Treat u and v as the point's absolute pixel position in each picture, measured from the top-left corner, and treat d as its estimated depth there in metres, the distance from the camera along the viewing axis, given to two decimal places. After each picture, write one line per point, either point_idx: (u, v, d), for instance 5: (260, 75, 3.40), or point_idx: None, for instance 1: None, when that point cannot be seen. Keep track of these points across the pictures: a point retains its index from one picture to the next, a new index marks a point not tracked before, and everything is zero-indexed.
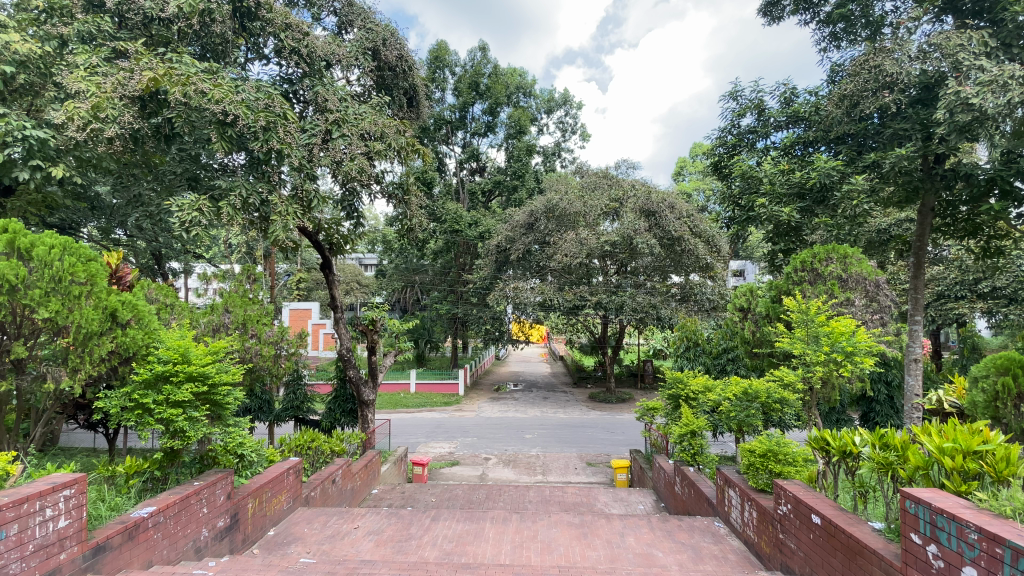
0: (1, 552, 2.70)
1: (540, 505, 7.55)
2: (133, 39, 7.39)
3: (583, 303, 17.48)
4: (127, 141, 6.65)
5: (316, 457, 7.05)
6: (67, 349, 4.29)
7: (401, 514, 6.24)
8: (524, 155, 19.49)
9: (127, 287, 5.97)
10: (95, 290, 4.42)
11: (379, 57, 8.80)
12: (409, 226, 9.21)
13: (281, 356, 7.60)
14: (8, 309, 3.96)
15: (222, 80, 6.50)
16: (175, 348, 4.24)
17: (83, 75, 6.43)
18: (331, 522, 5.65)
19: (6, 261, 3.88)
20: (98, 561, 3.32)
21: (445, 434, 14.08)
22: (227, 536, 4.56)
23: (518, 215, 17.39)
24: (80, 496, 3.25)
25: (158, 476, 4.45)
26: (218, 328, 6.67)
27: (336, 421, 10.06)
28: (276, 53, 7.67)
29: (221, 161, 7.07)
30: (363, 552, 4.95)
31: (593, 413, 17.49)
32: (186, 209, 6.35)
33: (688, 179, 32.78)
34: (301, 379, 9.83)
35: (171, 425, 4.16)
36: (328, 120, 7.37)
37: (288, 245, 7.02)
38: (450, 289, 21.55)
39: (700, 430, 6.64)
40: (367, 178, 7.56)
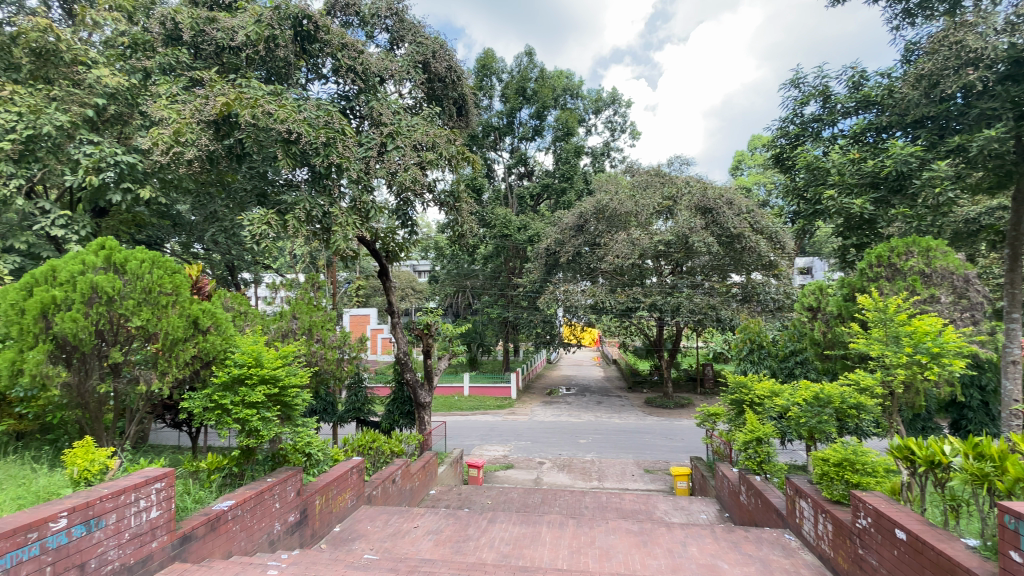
0: (101, 539, 3.00)
1: (597, 511, 7.45)
2: (206, 67, 8.01)
3: (637, 305, 17.10)
4: (204, 162, 7.24)
5: (377, 457, 7.32)
6: (156, 354, 4.66)
7: (459, 515, 6.34)
8: (572, 157, 19.38)
9: (206, 297, 6.42)
10: (179, 300, 4.83)
11: (429, 69, 9.05)
12: (460, 232, 9.38)
13: (344, 359, 7.94)
14: (107, 318, 4.39)
15: (286, 101, 6.92)
16: (249, 352, 4.55)
17: (166, 103, 7.06)
18: (393, 520, 5.82)
19: (105, 275, 4.34)
20: (185, 550, 3.61)
21: (499, 437, 14.18)
22: (298, 530, 4.83)
23: (568, 218, 17.25)
24: (169, 490, 3.55)
25: (236, 472, 4.77)
26: (287, 333, 7.08)
27: (395, 422, 10.37)
28: (334, 72, 8.03)
29: (286, 177, 7.50)
30: (423, 551, 5.09)
31: (650, 418, 17.04)
32: (256, 223, 6.82)
33: (746, 174, 31.42)
34: (362, 382, 10.24)
35: (247, 425, 4.45)
36: (382, 133, 7.68)
37: (347, 254, 7.33)
38: (501, 293, 21.74)
39: (767, 437, 6.32)
40: (421, 187, 7.77)
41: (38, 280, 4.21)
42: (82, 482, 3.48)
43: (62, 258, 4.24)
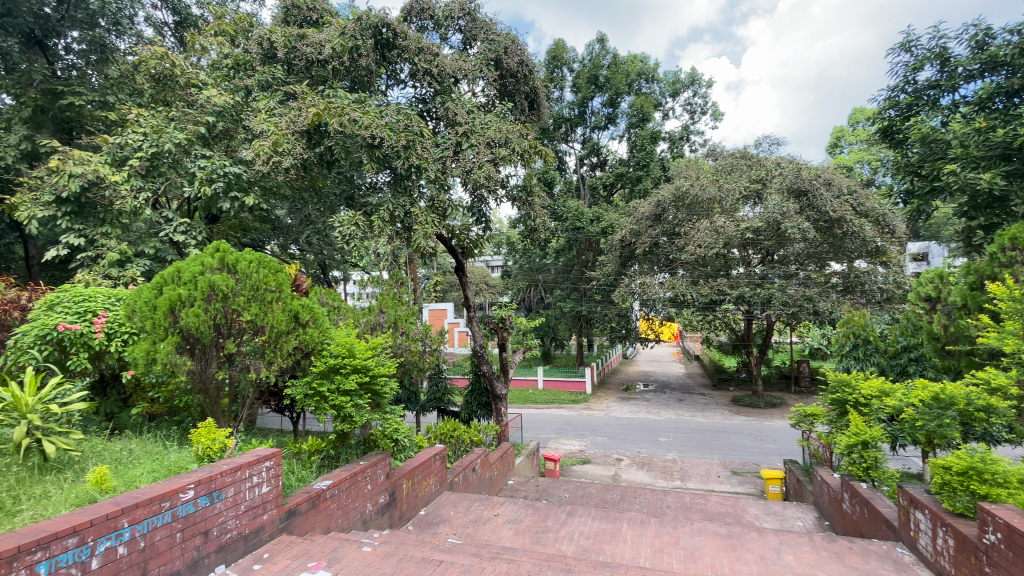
0: (222, 509, 3.39)
1: (680, 511, 7.20)
2: (298, 81, 8.67)
3: (721, 297, 16.18)
4: (298, 169, 7.86)
5: (458, 445, 7.60)
6: (263, 345, 5.15)
7: (537, 507, 6.41)
8: (648, 143, 18.68)
9: (303, 293, 6.97)
10: (282, 296, 5.29)
11: (502, 65, 9.14)
12: (533, 226, 9.41)
13: (426, 352, 8.30)
14: (223, 313, 4.91)
15: (369, 108, 7.32)
16: (343, 344, 4.90)
17: (265, 117, 7.74)
18: (474, 507, 6.01)
19: (220, 275, 4.86)
20: (291, 523, 3.99)
21: (575, 432, 14.10)
22: (387, 511, 5.15)
23: (644, 207, 16.60)
24: (277, 468, 3.92)
25: (333, 455, 5.17)
26: (375, 326, 7.52)
27: (473, 413, 10.68)
28: (412, 76, 8.33)
29: (370, 180, 7.93)
30: (504, 539, 5.24)
31: (736, 417, 16.14)
32: (346, 224, 7.32)
33: (847, 151, 28.66)
34: (441, 374, 10.65)
35: (342, 410, 4.83)
36: (457, 133, 7.90)
37: (427, 251, 7.62)
38: (574, 287, 21.44)
39: (874, 441, 5.75)
40: (494, 183, 7.86)
41: (167, 280, 4.78)
42: (205, 458, 3.95)
43: (185, 260, 4.79)
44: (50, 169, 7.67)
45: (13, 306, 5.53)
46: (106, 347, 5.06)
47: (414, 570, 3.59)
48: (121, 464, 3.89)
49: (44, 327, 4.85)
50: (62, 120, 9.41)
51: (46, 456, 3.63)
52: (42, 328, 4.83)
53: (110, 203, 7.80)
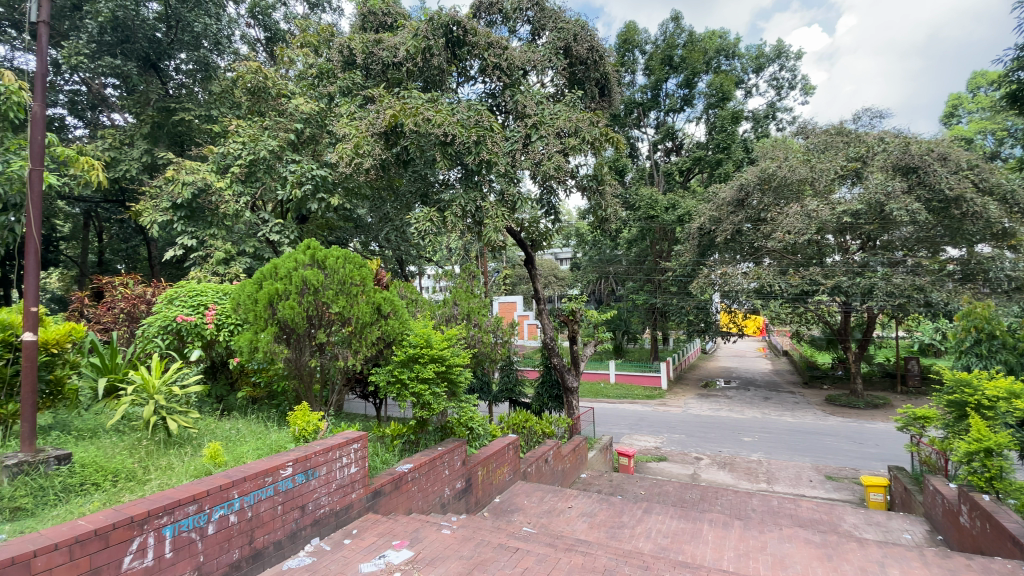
0: (316, 486, 3.68)
1: (767, 515, 6.78)
2: (376, 84, 9.07)
3: (814, 288, 14.91)
4: (377, 169, 8.26)
5: (530, 436, 7.67)
6: (350, 335, 5.48)
7: (612, 501, 6.33)
8: (729, 124, 17.56)
9: (384, 287, 7.35)
10: (366, 290, 5.59)
11: (571, 53, 8.99)
12: (604, 216, 9.19)
13: (498, 343, 8.45)
14: (315, 306, 5.28)
15: (442, 106, 7.50)
16: (421, 335, 5.12)
17: (347, 121, 8.22)
18: (548, 498, 6.05)
19: (311, 271, 5.24)
20: (377, 503, 4.24)
21: (650, 428, 13.73)
22: (464, 497, 5.32)
23: (724, 192, 15.62)
24: (364, 450, 4.18)
25: (413, 440, 5.42)
26: (450, 318, 7.77)
27: (545, 405, 10.73)
28: (481, 72, 8.42)
29: (443, 177, 8.15)
30: (578, 532, 5.25)
31: (831, 418, 14.87)
32: (421, 221, 7.61)
33: (966, 120, 25.18)
34: (513, 365, 10.77)
35: (421, 398, 5.07)
36: (527, 125, 7.91)
37: (498, 244, 7.72)
38: (647, 278, 20.71)
39: (1001, 449, 5.03)
40: (564, 174, 7.76)
41: (266, 276, 5.24)
42: (301, 439, 4.31)
43: (281, 257, 5.21)
44: (167, 179, 8.64)
45: (141, 300, 6.32)
46: (216, 336, 5.65)
47: (491, 555, 3.69)
48: (230, 441, 4.33)
49: (166, 319, 5.50)
50: (175, 134, 10.56)
51: (170, 432, 4.12)
52: (164, 320, 5.49)
53: (216, 208, 8.69)
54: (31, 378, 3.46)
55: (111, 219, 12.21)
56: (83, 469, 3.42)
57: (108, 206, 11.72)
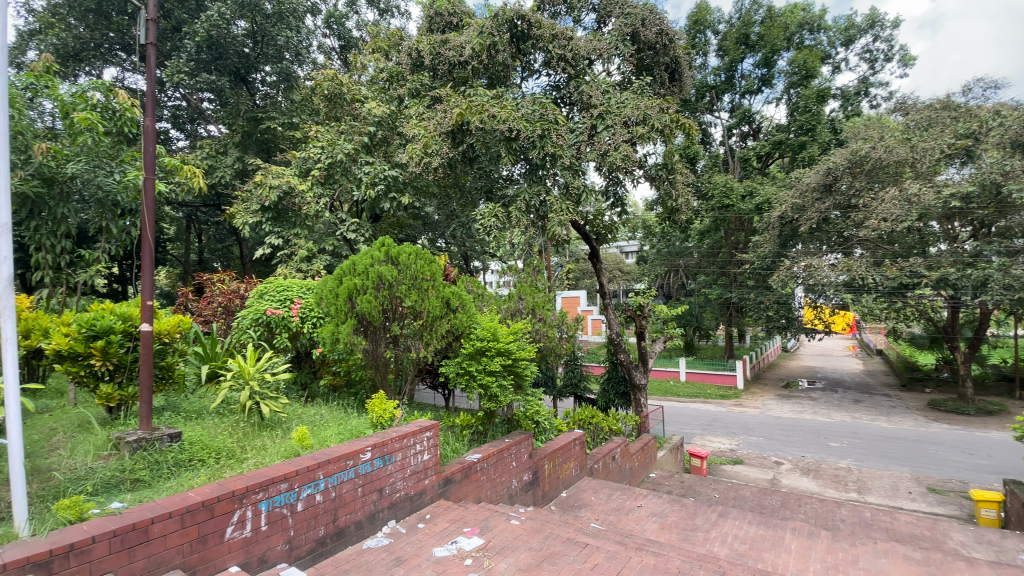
0: (393, 471, 3.85)
1: (858, 528, 6.25)
2: (442, 84, 9.24)
3: (914, 281, 13.48)
4: (445, 168, 8.45)
5: (596, 432, 7.58)
6: (421, 328, 5.67)
7: (684, 503, 6.11)
8: (813, 103, 16.24)
9: (452, 282, 7.54)
10: (436, 284, 5.74)
11: (639, 39, 8.69)
12: (674, 207, 8.82)
13: (563, 338, 8.39)
14: (388, 301, 5.52)
15: (506, 102, 7.51)
16: (488, 329, 5.20)
17: (416, 122, 8.49)
18: (616, 495, 5.93)
19: (386, 266, 5.47)
20: (448, 490, 4.37)
21: (724, 429, 13.10)
22: (531, 489, 5.36)
23: (807, 177, 14.45)
24: (436, 438, 4.31)
25: (482, 431, 5.52)
26: (515, 312, 7.81)
27: (611, 402, 10.55)
28: (546, 65, 8.36)
29: (507, 173, 8.19)
30: (648, 531, 5.12)
31: (934, 425, 13.40)
32: (487, 217, 7.71)
33: None
34: (578, 360, 10.67)
35: (488, 390, 5.17)
36: (593, 116, 7.77)
37: (562, 239, 7.64)
38: (722, 271, 19.65)
39: None
40: (632, 164, 7.52)
41: (345, 271, 5.54)
42: (378, 425, 4.53)
43: (358, 254, 5.47)
44: (256, 184, 9.36)
45: (235, 294, 6.92)
46: (300, 328, 6.07)
47: (560, 548, 3.68)
48: (314, 425, 4.63)
49: (257, 312, 5.99)
50: (262, 141, 11.42)
51: (263, 415, 4.48)
52: (256, 312, 5.99)
53: (300, 210, 9.31)
54: (147, 365, 3.89)
55: (209, 222, 13.42)
56: (191, 446, 3.80)
57: (206, 210, 12.89)
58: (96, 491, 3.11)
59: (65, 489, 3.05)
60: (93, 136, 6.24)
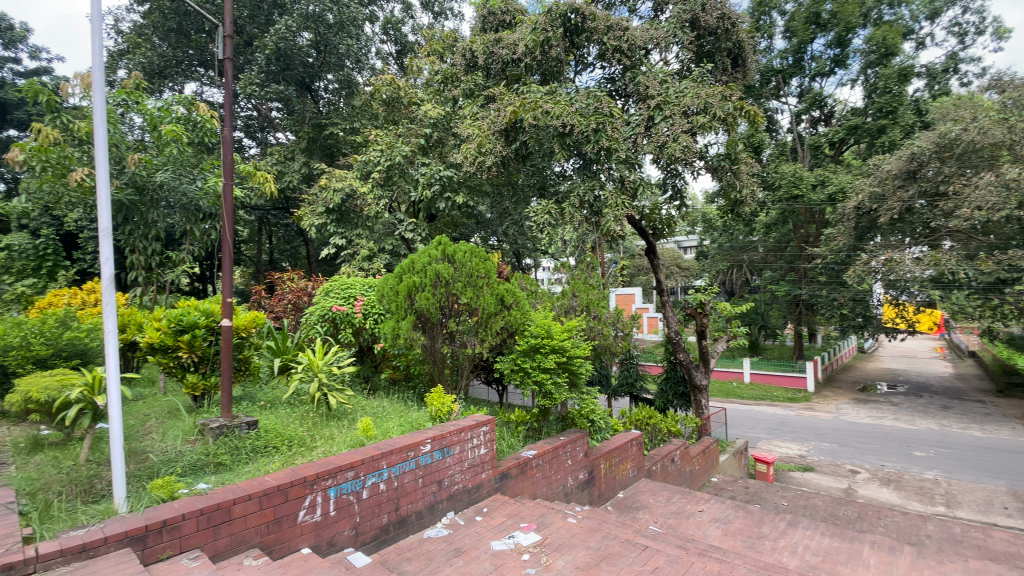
0: (451, 464, 3.93)
1: (947, 544, 5.72)
2: (496, 83, 9.30)
3: (1015, 275, 12.12)
4: (498, 166, 8.50)
5: (654, 433, 7.38)
6: (476, 325, 5.72)
7: (749, 509, 5.83)
8: (894, 83, 14.97)
9: (506, 279, 7.58)
10: (490, 282, 5.77)
11: (698, 25, 8.36)
12: (738, 198, 8.40)
13: (618, 336, 8.23)
14: (444, 297, 5.62)
15: (560, 97, 7.44)
16: (542, 326, 5.18)
17: (470, 122, 8.60)
18: (676, 498, 5.74)
19: (442, 265, 5.58)
20: (504, 485, 4.40)
21: (792, 434, 12.37)
22: (587, 488, 5.31)
23: (887, 164, 13.34)
24: (492, 433, 4.35)
25: (536, 427, 5.52)
26: (569, 309, 7.75)
27: (669, 402, 10.24)
28: (600, 57, 8.21)
29: (560, 169, 8.12)
30: (711, 537, 4.93)
31: None
32: (540, 214, 7.69)
33: None
34: (634, 359, 10.42)
35: (543, 387, 5.16)
36: (650, 107, 7.55)
37: (617, 234, 7.48)
38: (790, 267, 18.52)
39: None
40: (692, 156, 7.24)
41: (404, 270, 5.72)
42: (437, 419, 4.63)
43: (416, 253, 5.64)
44: (321, 187, 9.84)
45: (303, 293, 7.32)
46: (363, 324, 6.33)
47: (618, 549, 3.61)
48: (377, 417, 4.82)
49: (323, 308, 6.30)
50: (326, 146, 11.98)
51: (330, 406, 4.71)
52: (322, 309, 6.29)
53: (361, 211, 9.69)
54: (227, 357, 4.19)
55: (279, 224, 14.24)
56: (266, 434, 4.06)
57: (276, 213, 13.70)
58: (185, 473, 3.39)
59: (158, 470, 3.34)
60: (177, 146, 6.84)
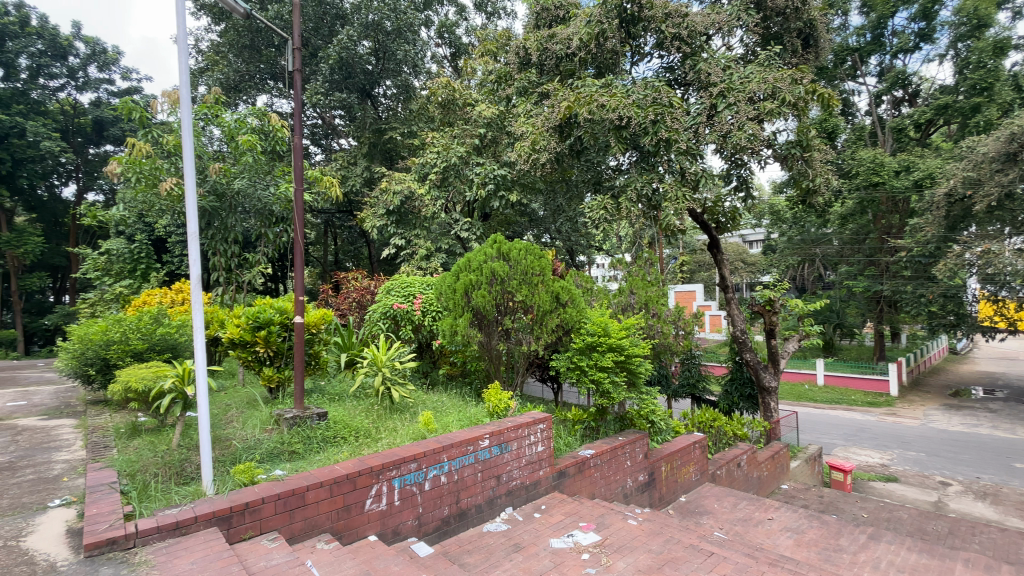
0: (509, 460, 3.95)
1: None
2: (550, 79, 9.27)
3: None
4: (553, 163, 8.45)
5: (718, 437, 7.07)
6: (531, 322, 5.71)
7: (824, 520, 5.46)
8: (991, 56, 13.50)
9: (562, 277, 7.53)
10: (546, 279, 5.72)
11: (764, 6, 7.92)
12: (810, 188, 7.87)
13: (679, 335, 7.96)
14: (500, 295, 5.66)
15: (616, 89, 7.27)
16: (599, 324, 5.12)
17: (524, 120, 8.61)
18: (743, 505, 5.47)
19: (498, 263, 5.62)
20: (562, 483, 4.37)
21: (872, 441, 11.46)
22: (647, 490, 5.17)
23: (983, 146, 12.04)
24: (549, 431, 4.33)
25: (594, 426, 5.43)
26: (627, 307, 7.58)
27: (735, 405, 9.78)
28: (658, 46, 7.94)
29: (616, 163, 7.94)
30: (782, 547, 4.66)
31: None
32: (595, 209, 7.58)
33: None
34: (695, 359, 10.01)
35: (600, 386, 5.08)
36: (712, 94, 7.21)
37: (677, 229, 7.23)
38: (869, 260, 17.16)
39: None
40: (759, 144, 6.87)
41: (461, 268, 5.82)
42: (494, 415, 4.68)
43: (473, 251, 5.73)
44: (382, 190, 10.20)
45: (367, 291, 7.64)
46: (422, 321, 6.51)
47: (682, 554, 3.49)
48: (437, 411, 4.93)
49: (385, 306, 6.53)
50: (385, 150, 12.40)
51: (393, 400, 4.88)
52: (384, 306, 6.53)
53: (419, 212, 9.96)
54: (299, 352, 4.43)
55: (343, 227, 14.91)
56: (335, 425, 4.26)
57: (340, 216, 14.35)
58: (263, 460, 3.62)
59: (240, 456, 3.58)
60: (252, 155, 7.33)
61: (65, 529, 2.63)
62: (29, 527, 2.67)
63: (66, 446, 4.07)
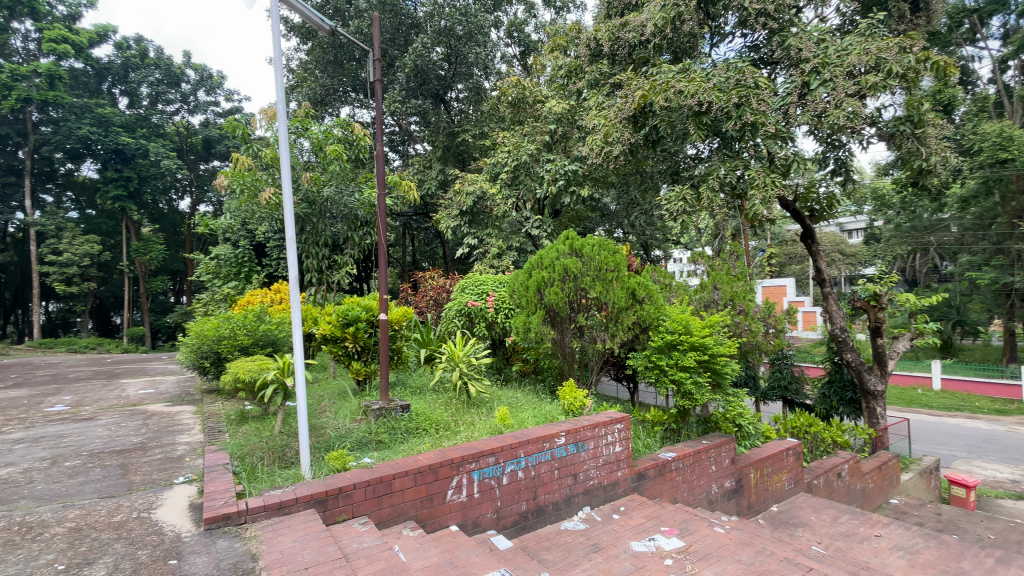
0: (586, 459, 3.89)
1: None
2: (622, 69, 8.96)
3: None
4: (626, 155, 8.21)
5: (815, 444, 6.52)
6: (605, 319, 5.60)
7: (944, 540, 4.85)
8: None
9: (637, 272, 7.31)
10: (621, 275, 5.56)
11: None
12: (923, 168, 7.02)
13: (769, 333, 7.46)
14: (573, 292, 5.60)
15: (694, 74, 6.91)
16: (679, 321, 4.92)
17: (597, 113, 8.44)
18: (845, 518, 5.01)
19: (571, 260, 5.57)
20: (641, 485, 4.24)
21: (1003, 454, 10.01)
22: (734, 497, 4.89)
23: None
24: (627, 431, 4.21)
25: (675, 429, 5.20)
26: (709, 304, 7.21)
27: (833, 409, 9.00)
28: (740, 25, 7.50)
29: (696, 151, 7.56)
30: (892, 567, 4.21)
31: None
32: (673, 201, 7.27)
33: None
34: (787, 359, 9.26)
35: (682, 386, 4.86)
36: (805, 71, 6.63)
37: (765, 218, 6.73)
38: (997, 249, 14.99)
39: None
40: (861, 123, 6.24)
41: (534, 265, 5.83)
42: (570, 413, 4.64)
43: (545, 248, 5.72)
44: (455, 192, 10.47)
45: (443, 289, 7.90)
46: (495, 318, 6.61)
47: (776, 567, 3.26)
48: (513, 407, 4.98)
49: (460, 303, 6.71)
50: (458, 152, 12.69)
51: (470, 394, 5.02)
52: (459, 304, 6.71)
53: (491, 211, 10.11)
54: (384, 347, 4.66)
55: (420, 228, 15.51)
56: (417, 417, 4.43)
57: (417, 218, 14.89)
58: (353, 448, 3.85)
59: (333, 444, 3.84)
60: (338, 163, 7.82)
61: (188, 504, 2.97)
62: (159, 500, 3.04)
63: (187, 430, 4.59)
